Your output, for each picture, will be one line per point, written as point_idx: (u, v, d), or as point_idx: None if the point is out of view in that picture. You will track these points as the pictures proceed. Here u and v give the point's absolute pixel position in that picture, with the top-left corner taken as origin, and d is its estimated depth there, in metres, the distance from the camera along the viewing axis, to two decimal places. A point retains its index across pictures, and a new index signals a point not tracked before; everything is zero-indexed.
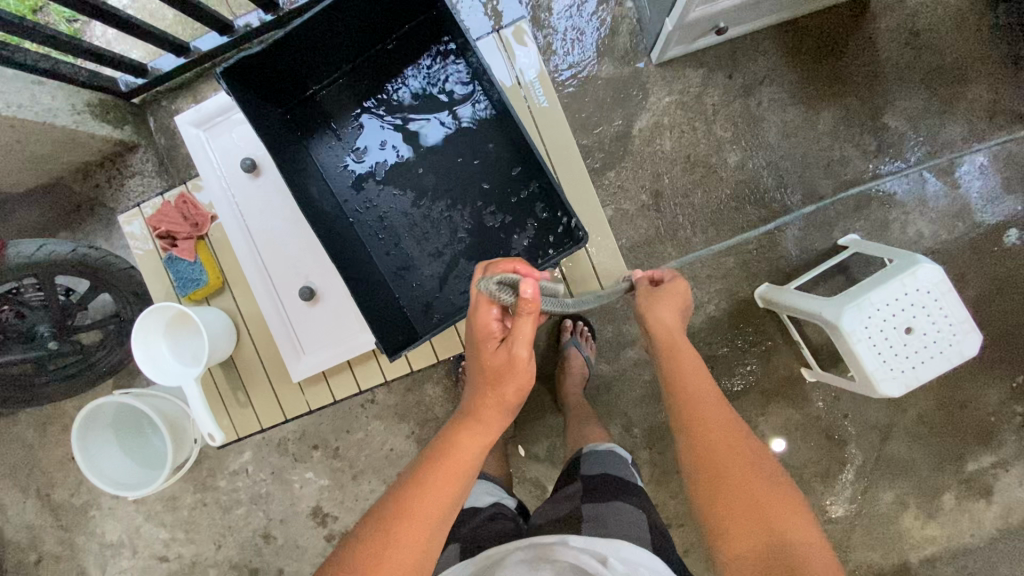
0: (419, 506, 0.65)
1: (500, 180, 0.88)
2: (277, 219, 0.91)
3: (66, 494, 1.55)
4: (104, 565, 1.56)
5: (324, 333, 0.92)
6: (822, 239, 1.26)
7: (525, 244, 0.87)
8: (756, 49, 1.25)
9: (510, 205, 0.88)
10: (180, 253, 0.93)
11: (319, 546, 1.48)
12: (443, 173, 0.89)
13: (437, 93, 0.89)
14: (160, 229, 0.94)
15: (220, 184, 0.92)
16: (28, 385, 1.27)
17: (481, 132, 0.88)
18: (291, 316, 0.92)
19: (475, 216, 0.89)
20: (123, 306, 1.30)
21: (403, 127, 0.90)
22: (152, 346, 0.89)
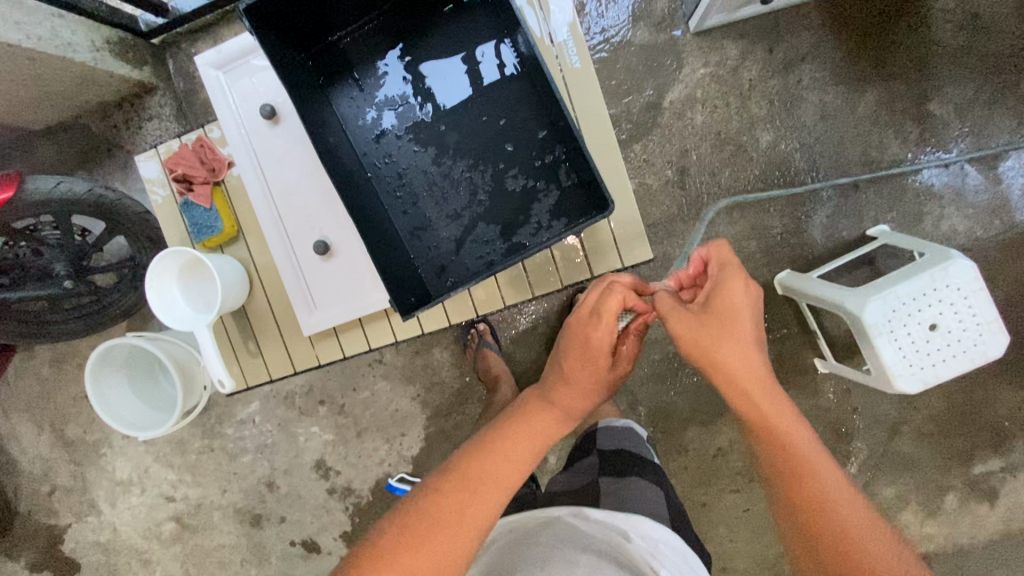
0: (502, 468, 0.65)
1: (525, 142, 0.85)
2: (300, 171, 0.89)
3: (79, 431, 1.59)
4: (115, 500, 1.62)
5: (336, 289, 0.91)
6: (850, 228, 1.22)
7: (546, 211, 0.85)
8: (801, 24, 1.19)
9: (534, 169, 0.85)
10: (196, 198, 0.92)
11: (321, 497, 1.52)
12: (466, 131, 0.87)
13: (466, 46, 0.86)
14: (177, 172, 0.92)
15: (239, 130, 0.90)
16: (43, 322, 1.28)
17: (508, 90, 0.85)
18: (304, 268, 0.91)
19: (497, 178, 0.86)
20: (138, 252, 1.30)
21: (428, 81, 0.87)
22: (166, 291, 0.89)
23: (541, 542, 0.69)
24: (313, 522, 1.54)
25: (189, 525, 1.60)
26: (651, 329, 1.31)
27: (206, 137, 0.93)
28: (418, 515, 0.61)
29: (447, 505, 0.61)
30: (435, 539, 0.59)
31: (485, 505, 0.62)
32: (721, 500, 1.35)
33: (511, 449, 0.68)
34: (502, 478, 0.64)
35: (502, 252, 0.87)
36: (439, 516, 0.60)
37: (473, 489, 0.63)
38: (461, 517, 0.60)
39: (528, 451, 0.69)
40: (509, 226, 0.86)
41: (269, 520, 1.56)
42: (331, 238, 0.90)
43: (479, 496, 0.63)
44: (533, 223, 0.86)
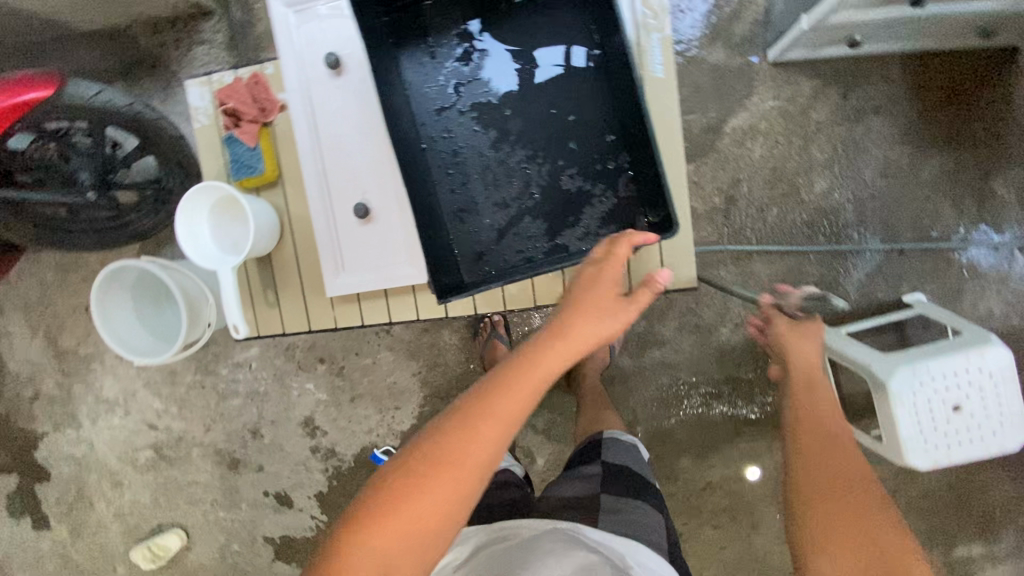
0: (501, 406, 0.59)
1: (590, 144, 0.82)
2: (356, 122, 0.86)
3: (73, 343, 1.57)
4: (97, 418, 1.61)
5: (368, 254, 0.89)
6: (886, 290, 1.19)
7: (596, 218, 0.82)
8: (882, 74, 1.15)
9: (594, 172, 0.82)
10: (242, 135, 0.89)
11: (303, 454, 1.51)
12: (531, 120, 0.83)
13: (549, 33, 0.82)
14: (227, 104, 0.89)
15: (299, 74, 0.86)
16: (62, 228, 1.27)
17: (583, 87, 0.82)
18: (340, 226, 0.89)
19: (553, 175, 0.83)
20: (166, 174, 1.29)
21: (501, 61, 0.83)
22: (196, 224, 0.86)
23: (537, 545, 0.70)
24: (290, 476, 1.54)
25: (167, 455, 1.59)
26: (665, 353, 1.29)
27: (262, 72, 0.89)
28: (412, 459, 0.58)
29: (448, 446, 0.57)
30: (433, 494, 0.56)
31: (476, 445, 0.57)
32: (699, 533, 1.34)
33: (512, 385, 0.60)
34: (498, 415, 0.58)
35: (544, 250, 0.84)
36: (434, 460, 0.57)
37: (467, 431, 0.58)
38: (455, 469, 0.56)
39: (528, 382, 0.61)
40: (556, 225, 0.84)
41: (247, 466, 1.56)
42: (374, 199, 0.87)
43: (477, 436, 0.57)
44: (582, 227, 0.83)
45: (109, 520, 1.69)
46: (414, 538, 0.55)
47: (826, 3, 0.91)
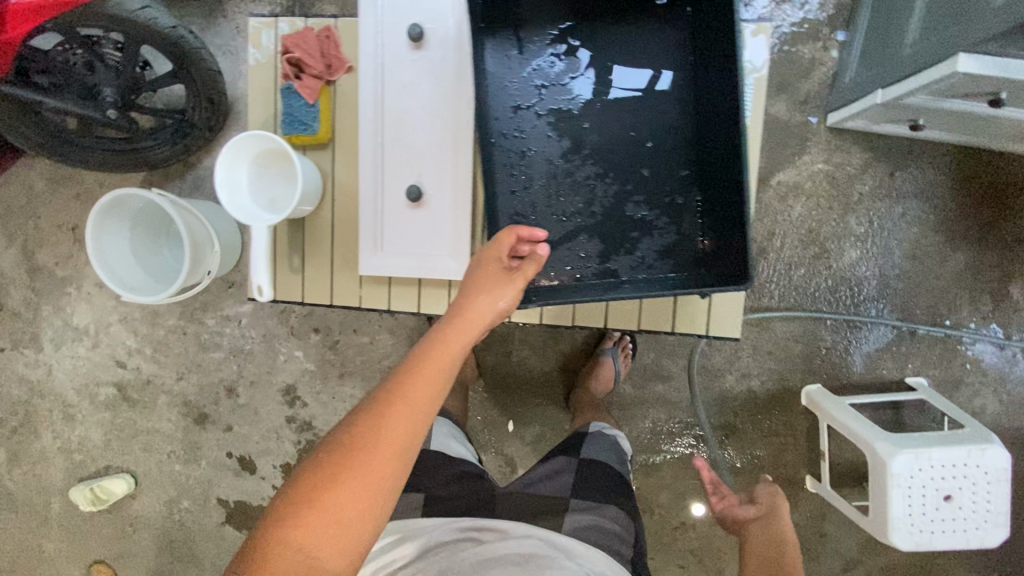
0: (410, 390, 0.63)
1: (664, 175, 0.80)
2: (428, 102, 0.82)
3: (50, 260, 1.46)
4: (61, 344, 1.51)
5: (412, 239, 0.85)
6: (891, 368, 1.22)
7: (653, 250, 0.80)
8: (931, 161, 1.18)
9: (662, 204, 0.80)
10: (301, 88, 0.83)
11: (277, 422, 1.45)
12: (609, 138, 0.81)
13: (645, 53, 0.80)
14: (292, 53, 0.83)
15: (374, 37, 0.82)
16: (70, 141, 1.17)
17: (669, 116, 0.80)
18: (388, 205, 0.85)
19: (619, 197, 0.81)
20: (194, 107, 1.22)
21: (592, 70, 0.81)
22: (235, 170, 0.81)
23: (491, 545, 0.84)
24: (258, 441, 1.48)
25: (130, 396, 1.51)
26: (667, 388, 1.29)
27: (337, 28, 0.84)
28: (332, 447, 0.61)
29: (358, 434, 0.61)
30: (359, 476, 0.59)
31: (390, 430, 0.61)
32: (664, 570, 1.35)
33: (415, 370, 0.65)
34: (409, 399, 0.62)
35: (593, 271, 0.82)
36: (347, 448, 0.60)
37: (382, 413, 0.62)
38: (376, 455, 0.60)
39: (435, 367, 0.65)
40: (610, 249, 0.81)
41: (214, 424, 1.49)
42: (430, 184, 0.84)
43: (385, 420, 0.61)
44: (637, 256, 0.81)
45: (53, 452, 1.59)
46: (340, 526, 0.58)
47: (910, 81, 0.91)
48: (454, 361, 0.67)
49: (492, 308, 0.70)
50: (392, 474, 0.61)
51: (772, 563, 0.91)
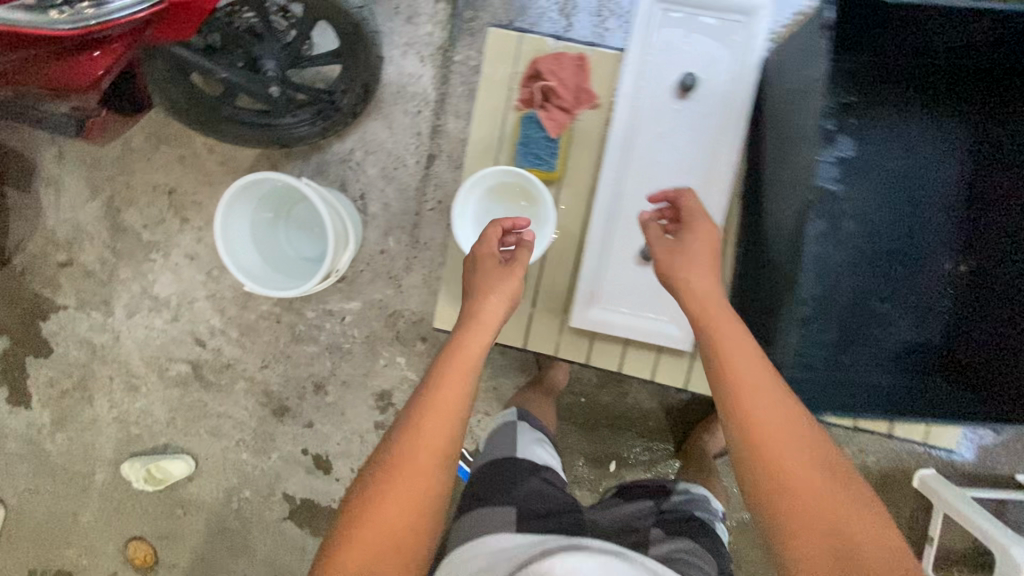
0: (440, 395, 0.67)
1: (902, 269, 0.99)
2: (686, 175, 0.90)
3: (137, 222, 1.34)
4: (135, 312, 1.40)
5: (625, 300, 0.95)
6: (1004, 464, 1.24)
7: (891, 343, 0.98)
8: None
9: (896, 299, 0.99)
10: (547, 120, 0.92)
11: (364, 426, 1.39)
12: (860, 225, 0.96)
13: (902, 153, 0.98)
14: (548, 80, 0.92)
15: (652, 97, 0.90)
16: (207, 106, 1.05)
17: (918, 218, 0.99)
18: (622, 261, 0.94)
19: (868, 291, 0.97)
20: (344, 92, 1.11)
21: (856, 160, 0.95)
22: (466, 202, 0.94)
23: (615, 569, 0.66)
24: (339, 442, 1.41)
25: (205, 377, 1.41)
26: None
27: (628, 88, 0.90)
28: (379, 464, 0.66)
29: (400, 448, 0.66)
30: (426, 420, 0.66)
31: (431, 440, 0.66)
32: None
33: (445, 375, 0.69)
34: (440, 407, 0.66)
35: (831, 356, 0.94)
36: (392, 463, 0.65)
37: (417, 424, 0.66)
38: (440, 398, 0.67)
39: (455, 368, 0.69)
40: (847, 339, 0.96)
41: (294, 418, 1.41)
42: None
43: (420, 430, 0.66)
44: (869, 352, 0.97)
45: (106, 423, 1.48)
46: (394, 534, 0.63)
47: None
48: (476, 361, 0.70)
49: (498, 307, 0.74)
50: (458, 404, 0.68)
51: (820, 488, 0.59)
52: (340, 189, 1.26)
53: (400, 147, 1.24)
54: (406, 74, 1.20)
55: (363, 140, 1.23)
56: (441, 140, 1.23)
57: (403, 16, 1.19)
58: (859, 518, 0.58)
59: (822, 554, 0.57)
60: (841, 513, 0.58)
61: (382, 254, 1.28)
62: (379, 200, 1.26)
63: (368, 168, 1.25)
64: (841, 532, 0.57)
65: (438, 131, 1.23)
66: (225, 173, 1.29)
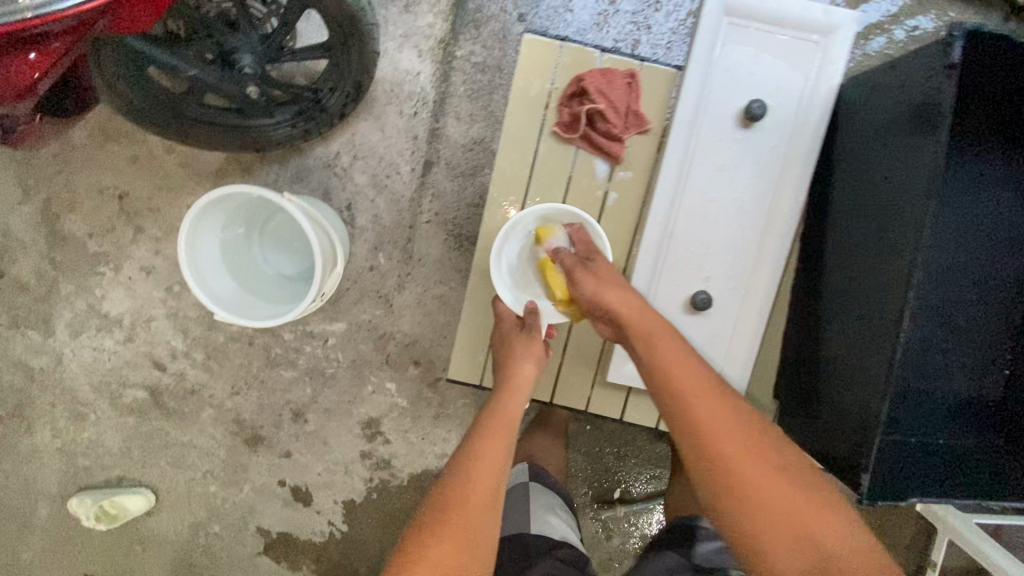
0: (477, 479, 0.69)
1: (1006, 340, 0.83)
2: (751, 214, 0.81)
3: (82, 231, 1.16)
4: (81, 332, 1.22)
5: None
6: None
7: (983, 418, 0.83)
8: None
9: (999, 372, 0.83)
10: (601, 140, 0.81)
11: (349, 456, 1.27)
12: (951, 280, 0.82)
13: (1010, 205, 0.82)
14: (593, 101, 0.80)
15: (709, 122, 0.80)
16: (173, 106, 0.91)
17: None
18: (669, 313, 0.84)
19: (962, 361, 0.82)
20: (333, 90, 0.97)
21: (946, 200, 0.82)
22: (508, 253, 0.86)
23: None
24: (321, 473, 1.28)
25: (165, 404, 1.26)
26: None
27: (687, 114, 0.79)
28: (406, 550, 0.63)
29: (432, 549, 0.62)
30: (468, 494, 0.68)
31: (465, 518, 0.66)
32: None
33: (474, 456, 0.72)
34: (476, 483, 0.69)
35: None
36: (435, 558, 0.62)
37: (451, 511, 0.66)
38: (474, 478, 0.69)
39: (478, 465, 0.71)
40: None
41: (270, 448, 1.28)
42: (728, 299, 0.83)
43: (453, 513, 0.66)
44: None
45: (46, 456, 1.30)
46: None
47: None
48: (501, 448, 0.73)
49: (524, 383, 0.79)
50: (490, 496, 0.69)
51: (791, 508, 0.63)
52: (324, 198, 1.11)
53: (393, 152, 1.10)
54: (401, 70, 1.06)
55: (350, 143, 1.09)
56: (440, 144, 1.10)
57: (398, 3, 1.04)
58: (832, 530, 0.63)
59: (792, 547, 0.62)
60: (811, 523, 0.63)
61: (371, 271, 1.15)
62: (368, 211, 1.12)
63: (356, 175, 1.11)
64: (803, 532, 0.62)
65: (437, 135, 1.09)
66: (187, 177, 1.13)
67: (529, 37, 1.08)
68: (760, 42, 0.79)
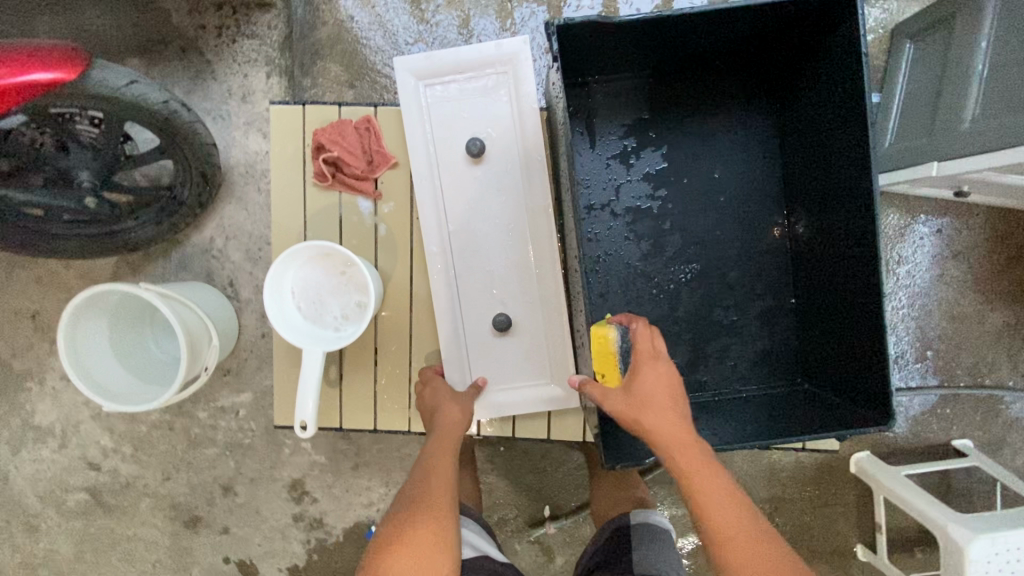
0: (434, 492, 0.70)
1: (746, 279, 0.95)
2: (515, 235, 0.87)
3: (5, 352, 1.27)
4: (20, 448, 1.31)
5: (504, 371, 0.90)
6: (937, 431, 1.18)
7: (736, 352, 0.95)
8: (966, 220, 1.15)
9: (744, 309, 0.95)
10: (350, 186, 0.87)
11: (282, 521, 1.30)
12: (687, 239, 0.95)
13: (710, 164, 0.95)
14: (331, 151, 0.86)
15: (442, 163, 0.87)
16: (36, 230, 1.01)
17: (749, 221, 0.95)
18: (474, 338, 0.89)
19: (706, 306, 0.95)
20: (183, 185, 1.07)
21: (659, 173, 0.94)
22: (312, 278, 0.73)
23: None
24: (260, 543, 1.31)
25: (105, 502, 1.32)
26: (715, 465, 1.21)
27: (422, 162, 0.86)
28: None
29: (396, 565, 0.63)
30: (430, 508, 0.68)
31: (421, 535, 0.65)
32: None
33: (427, 480, 0.72)
34: (434, 505, 0.69)
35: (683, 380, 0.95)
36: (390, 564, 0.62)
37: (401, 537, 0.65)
38: (431, 494, 0.70)
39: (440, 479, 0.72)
40: (699, 358, 0.95)
41: (208, 527, 1.31)
42: (528, 312, 0.89)
43: (412, 533, 0.65)
44: (725, 367, 0.95)
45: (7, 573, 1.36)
46: None
47: (973, 163, 0.88)
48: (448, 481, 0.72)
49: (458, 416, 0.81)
50: (447, 504, 0.70)
51: None
52: (208, 280, 1.20)
53: (261, 227, 1.19)
54: (251, 153, 1.16)
55: (221, 226, 1.19)
56: None
57: (236, 96, 1.15)
58: None
59: None
60: None
61: (263, 338, 1.23)
62: (249, 283, 1.20)
63: (231, 254, 1.20)
64: None
65: None
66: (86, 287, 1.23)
67: (361, 100, 1.18)
68: (459, 94, 0.86)
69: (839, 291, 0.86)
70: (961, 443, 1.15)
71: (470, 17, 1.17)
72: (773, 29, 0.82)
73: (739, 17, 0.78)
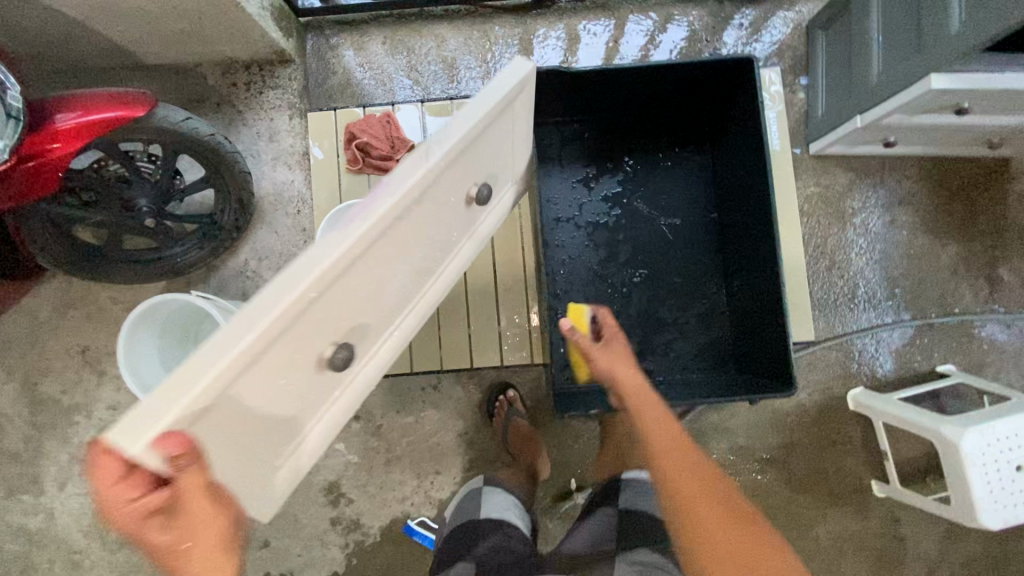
0: None
1: (685, 281, 1.15)
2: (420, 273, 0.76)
3: (56, 389, 1.37)
4: (68, 482, 1.37)
5: (264, 412, 0.64)
6: (921, 361, 1.29)
7: (680, 343, 1.13)
8: (904, 171, 1.32)
9: (683, 305, 1.14)
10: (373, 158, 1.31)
11: (320, 527, 1.34)
12: (634, 248, 1.16)
13: (653, 192, 1.17)
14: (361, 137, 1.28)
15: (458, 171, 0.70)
16: (97, 256, 1.16)
17: (687, 234, 1.16)
18: (274, 364, 0.60)
19: (653, 302, 1.14)
20: (223, 211, 1.23)
21: (610, 200, 1.17)
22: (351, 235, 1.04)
23: None
24: (300, 553, 1.34)
25: None
26: (724, 418, 1.29)
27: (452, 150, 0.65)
28: None
29: None
30: None
31: None
32: None
33: None
34: None
35: (635, 367, 1.12)
36: None
37: None
38: None
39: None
40: (648, 349, 1.13)
41: (248, 542, 1.35)
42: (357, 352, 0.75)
43: None
44: (669, 358, 1.13)
45: None
46: None
47: (887, 107, 1.06)
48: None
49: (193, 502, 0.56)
50: None
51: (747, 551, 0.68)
52: (243, 299, 1.33)
53: (288, 246, 1.34)
54: (279, 183, 1.34)
55: (254, 249, 1.34)
56: None
57: (264, 137, 1.35)
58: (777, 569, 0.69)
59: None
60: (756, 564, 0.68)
61: None
62: None
63: (264, 273, 1.34)
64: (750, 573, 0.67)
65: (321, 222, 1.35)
66: None
67: None
68: (506, 126, 0.75)
69: (753, 290, 1.04)
70: (945, 368, 1.25)
71: (456, 55, 1.41)
72: (692, 85, 1.04)
73: (663, 79, 1.02)
